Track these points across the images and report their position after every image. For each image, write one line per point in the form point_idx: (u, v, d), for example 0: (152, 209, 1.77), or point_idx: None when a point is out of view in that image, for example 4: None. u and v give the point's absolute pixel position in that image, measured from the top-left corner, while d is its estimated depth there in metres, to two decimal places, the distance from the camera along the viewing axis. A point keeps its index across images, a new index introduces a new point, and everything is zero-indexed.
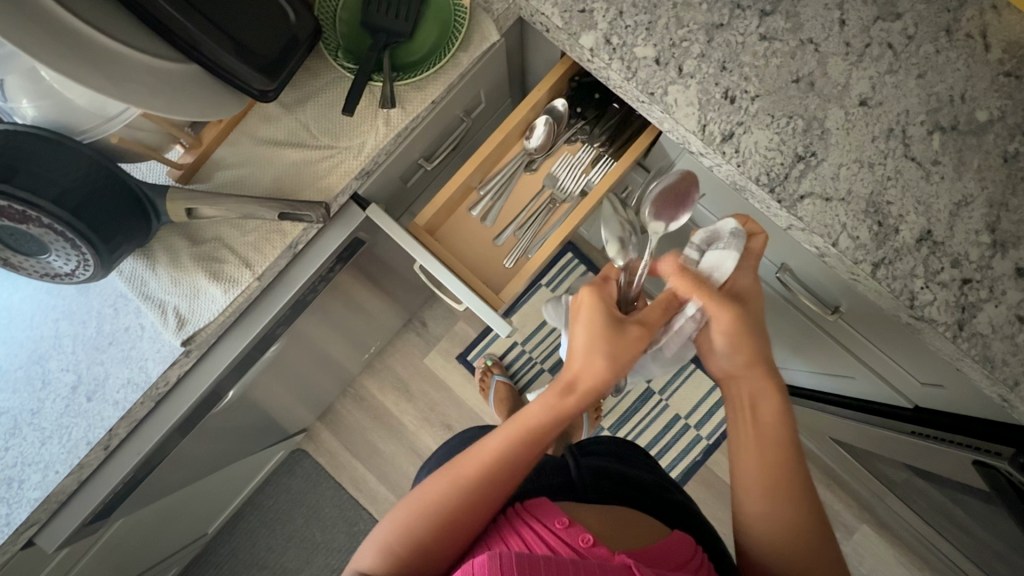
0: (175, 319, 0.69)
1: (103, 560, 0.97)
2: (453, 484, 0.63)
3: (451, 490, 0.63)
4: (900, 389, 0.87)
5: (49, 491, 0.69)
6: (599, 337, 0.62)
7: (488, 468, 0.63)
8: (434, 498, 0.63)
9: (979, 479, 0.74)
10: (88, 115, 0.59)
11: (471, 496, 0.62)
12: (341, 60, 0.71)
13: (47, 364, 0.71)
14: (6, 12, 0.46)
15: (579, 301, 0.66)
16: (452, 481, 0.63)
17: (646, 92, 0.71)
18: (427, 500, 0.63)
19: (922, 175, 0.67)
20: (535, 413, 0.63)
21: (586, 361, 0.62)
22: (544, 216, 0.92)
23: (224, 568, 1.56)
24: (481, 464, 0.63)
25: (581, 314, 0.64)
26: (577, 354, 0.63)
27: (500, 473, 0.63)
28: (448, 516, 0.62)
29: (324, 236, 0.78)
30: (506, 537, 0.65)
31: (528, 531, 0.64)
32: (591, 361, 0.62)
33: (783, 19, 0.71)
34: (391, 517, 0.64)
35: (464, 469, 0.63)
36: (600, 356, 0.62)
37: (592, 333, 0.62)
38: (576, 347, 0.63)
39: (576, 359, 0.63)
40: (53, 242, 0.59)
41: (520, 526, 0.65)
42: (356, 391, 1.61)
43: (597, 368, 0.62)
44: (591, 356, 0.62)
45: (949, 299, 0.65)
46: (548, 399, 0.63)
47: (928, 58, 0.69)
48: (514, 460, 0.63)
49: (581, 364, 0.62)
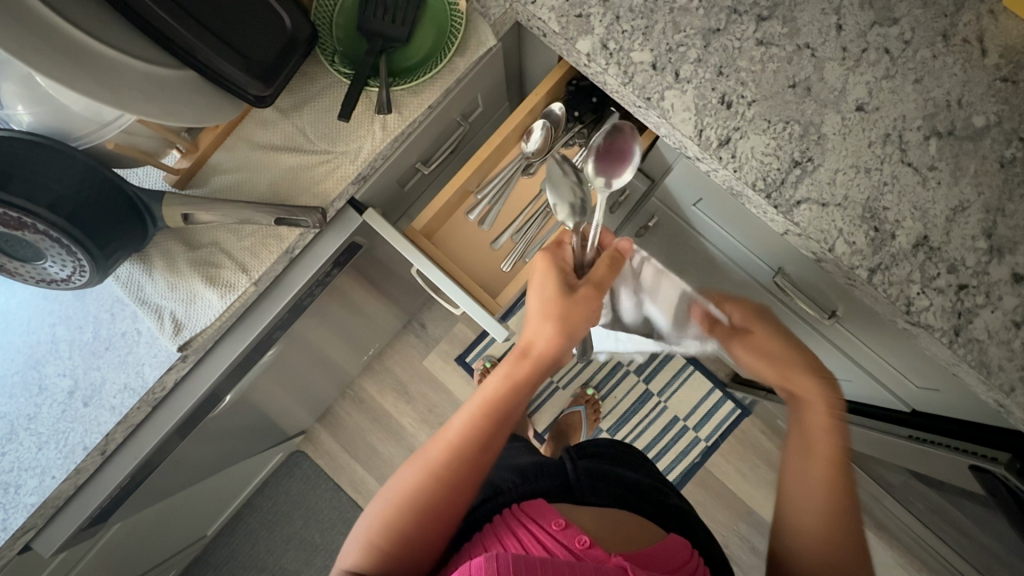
0: (172, 324, 0.69)
1: (102, 563, 0.97)
2: (427, 470, 0.63)
3: (425, 475, 0.63)
4: (898, 393, 0.87)
5: (46, 497, 0.69)
6: (552, 302, 0.65)
7: (456, 444, 0.64)
8: (410, 486, 0.62)
9: (976, 484, 0.74)
10: (84, 122, 0.59)
11: (445, 476, 0.62)
12: (338, 65, 0.70)
13: (44, 370, 0.71)
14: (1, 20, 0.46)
15: (534, 267, 0.69)
16: (425, 467, 0.63)
17: (643, 97, 0.71)
18: (406, 490, 0.62)
19: (918, 180, 0.67)
20: (497, 383, 0.66)
21: (538, 326, 0.66)
22: (542, 220, 0.91)
23: (224, 570, 1.56)
24: (450, 442, 0.64)
25: (536, 283, 0.67)
26: (530, 320, 0.66)
27: (468, 447, 0.64)
28: (424, 501, 0.61)
29: (321, 240, 0.78)
30: (503, 539, 0.65)
31: (525, 533, 0.64)
32: (547, 328, 0.65)
33: (780, 24, 0.71)
34: (371, 512, 0.63)
35: (435, 451, 0.64)
36: (550, 318, 0.65)
37: (545, 300, 0.66)
38: (532, 314, 0.67)
39: (532, 326, 0.66)
40: (49, 248, 0.58)
41: (517, 528, 0.65)
42: (355, 393, 1.61)
43: (550, 331, 0.65)
44: (545, 322, 0.65)
45: (946, 305, 0.65)
46: (508, 367, 0.66)
47: (925, 63, 0.69)
48: (482, 432, 0.64)
49: (534, 328, 0.66)
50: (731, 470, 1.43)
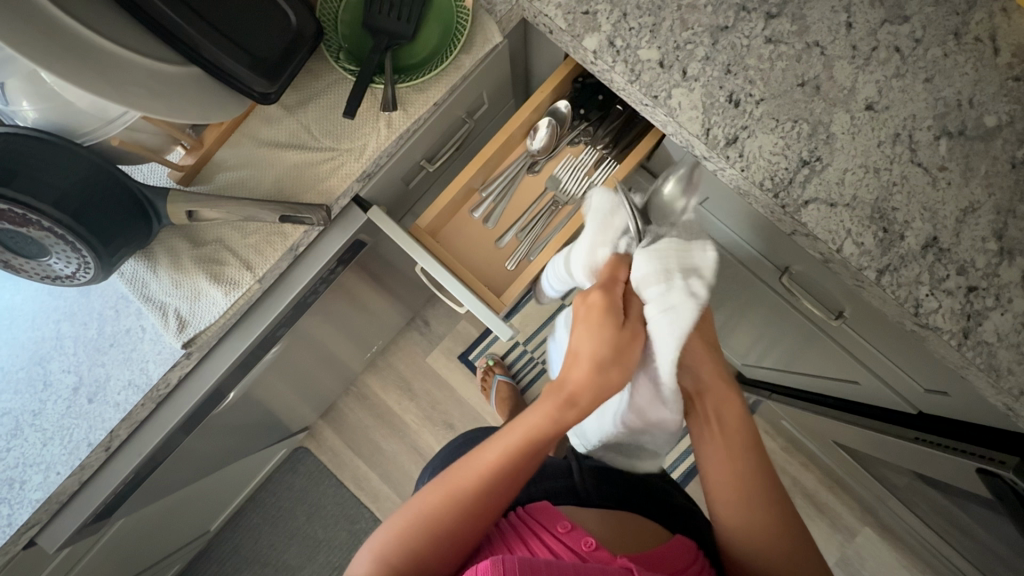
0: (176, 321, 0.69)
1: (107, 557, 0.97)
2: (449, 492, 0.63)
3: (447, 496, 0.63)
4: (904, 395, 0.86)
5: (51, 492, 0.69)
6: (608, 349, 0.65)
7: (487, 476, 0.63)
8: (430, 505, 0.63)
9: (983, 486, 0.73)
10: (90, 118, 0.58)
11: (470, 501, 0.63)
12: (343, 62, 0.70)
13: (49, 366, 0.71)
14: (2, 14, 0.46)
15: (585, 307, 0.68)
16: (449, 489, 0.64)
17: (649, 95, 0.70)
18: (424, 507, 0.63)
19: (928, 181, 0.66)
20: (535, 421, 0.65)
21: (591, 373, 0.65)
22: (548, 217, 0.91)
23: (227, 564, 1.57)
24: (479, 471, 0.64)
25: (588, 321, 0.66)
26: (583, 365, 0.65)
27: (499, 481, 0.63)
28: (448, 524, 0.62)
29: (325, 237, 0.78)
30: (512, 545, 0.65)
31: (534, 539, 0.64)
32: (597, 374, 0.64)
33: (789, 21, 0.70)
34: (389, 528, 0.64)
35: (461, 477, 0.64)
36: (606, 368, 0.65)
37: (599, 343, 0.65)
38: (581, 354, 0.65)
39: (581, 367, 0.65)
40: (54, 245, 0.58)
41: (525, 535, 0.65)
42: (358, 390, 1.61)
43: (600, 377, 0.64)
44: (598, 369, 0.64)
45: (954, 307, 0.64)
46: (551, 409, 0.64)
47: (936, 62, 0.68)
48: (513, 468, 0.64)
49: (585, 375, 0.65)
50: None
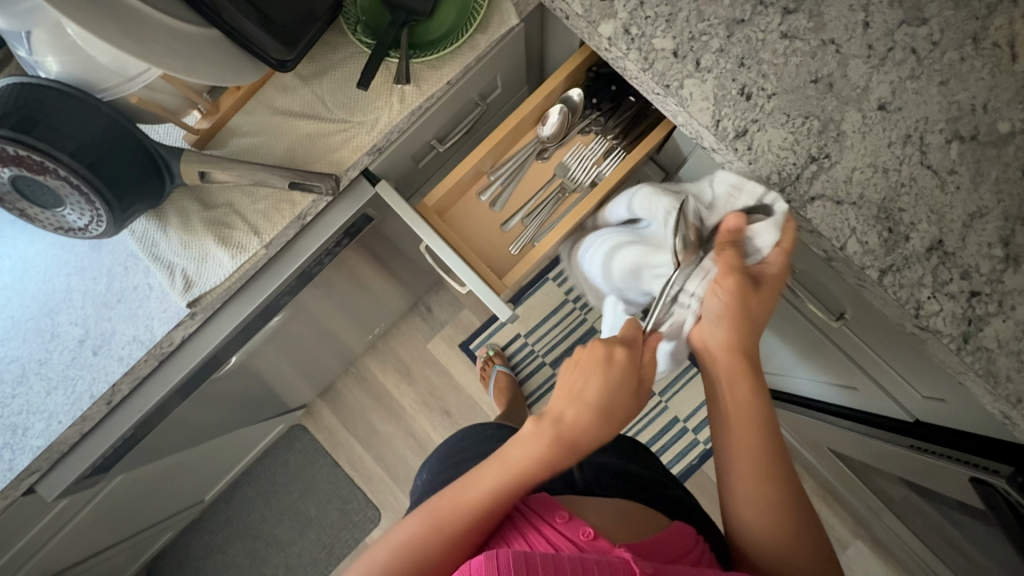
0: (182, 280, 0.71)
1: (102, 513, 0.99)
2: (437, 525, 0.61)
3: (433, 529, 0.61)
4: (901, 401, 0.85)
5: (52, 440, 0.70)
6: (614, 403, 0.65)
7: (476, 512, 0.61)
8: (417, 539, 0.61)
9: (977, 498, 0.72)
10: (110, 74, 0.59)
11: (455, 539, 0.61)
12: (360, 35, 0.71)
13: (57, 318, 0.72)
14: None
15: (608, 357, 0.66)
16: (436, 521, 0.61)
17: (662, 84, 0.71)
18: (410, 537, 0.61)
19: (937, 184, 0.66)
20: (527, 457, 0.62)
21: (594, 422, 0.64)
22: (554, 204, 0.92)
23: (218, 535, 1.59)
24: (470, 504, 0.62)
25: (603, 370, 0.65)
26: (588, 412, 0.64)
27: (488, 516, 0.61)
28: (431, 556, 0.60)
29: (332, 209, 0.79)
30: (506, 535, 0.63)
31: (529, 528, 0.63)
32: (601, 424, 0.64)
33: (806, 18, 0.70)
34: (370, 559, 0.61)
35: (447, 507, 0.62)
36: (607, 421, 0.64)
37: (611, 403, 0.64)
38: (586, 398, 0.64)
39: (585, 415, 0.64)
40: (69, 196, 0.60)
41: (520, 523, 0.64)
42: (358, 371, 1.63)
43: (601, 430, 0.64)
44: (601, 424, 0.64)
45: (956, 311, 0.64)
46: (549, 450, 0.62)
47: (952, 65, 0.68)
48: (504, 504, 0.62)
49: (588, 423, 0.64)
50: None
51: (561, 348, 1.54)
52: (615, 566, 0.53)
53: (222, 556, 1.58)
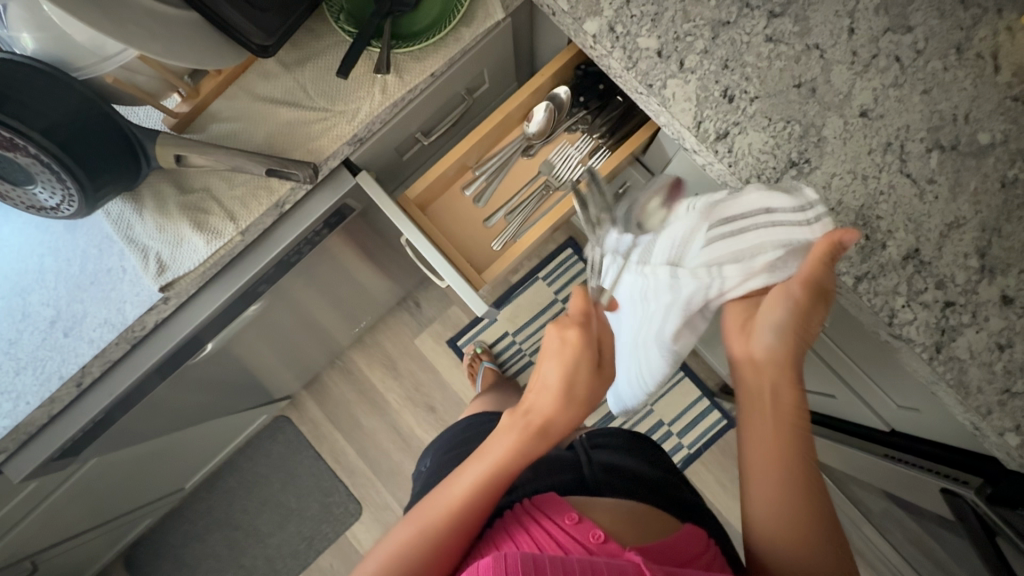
0: (157, 264, 0.70)
1: (76, 497, 0.99)
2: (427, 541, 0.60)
3: (422, 532, 0.61)
4: (878, 411, 0.86)
5: (19, 421, 0.70)
6: (575, 390, 0.65)
7: (462, 507, 0.61)
8: (404, 543, 0.60)
9: (947, 509, 0.72)
10: (86, 53, 0.59)
11: (441, 536, 0.60)
12: (343, 23, 0.71)
13: (29, 298, 0.72)
14: None
15: (565, 341, 0.66)
16: (426, 537, 0.61)
17: (645, 83, 0.70)
18: (398, 550, 0.60)
19: (916, 193, 0.66)
20: (504, 453, 0.63)
21: (559, 404, 0.64)
22: (538, 202, 0.92)
23: (198, 524, 1.58)
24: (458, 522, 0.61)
25: (564, 358, 0.65)
26: (551, 395, 0.65)
27: (469, 511, 0.61)
28: (421, 559, 0.59)
29: (312, 198, 0.79)
30: (514, 535, 0.63)
31: (538, 529, 0.63)
32: (567, 401, 0.64)
33: (791, 22, 0.70)
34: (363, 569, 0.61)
35: (433, 511, 0.62)
36: (573, 399, 0.65)
37: (573, 379, 0.65)
38: (549, 387, 0.65)
39: (552, 410, 0.64)
40: (40, 174, 0.59)
41: (529, 524, 0.63)
42: (344, 364, 1.62)
43: (569, 408, 0.65)
44: (569, 402, 0.65)
45: (930, 320, 0.64)
46: (520, 438, 0.63)
47: (936, 74, 0.67)
48: (482, 505, 0.62)
49: (554, 406, 0.64)
50: (710, 479, 1.43)
51: None
52: (624, 569, 0.53)
53: (200, 546, 1.57)
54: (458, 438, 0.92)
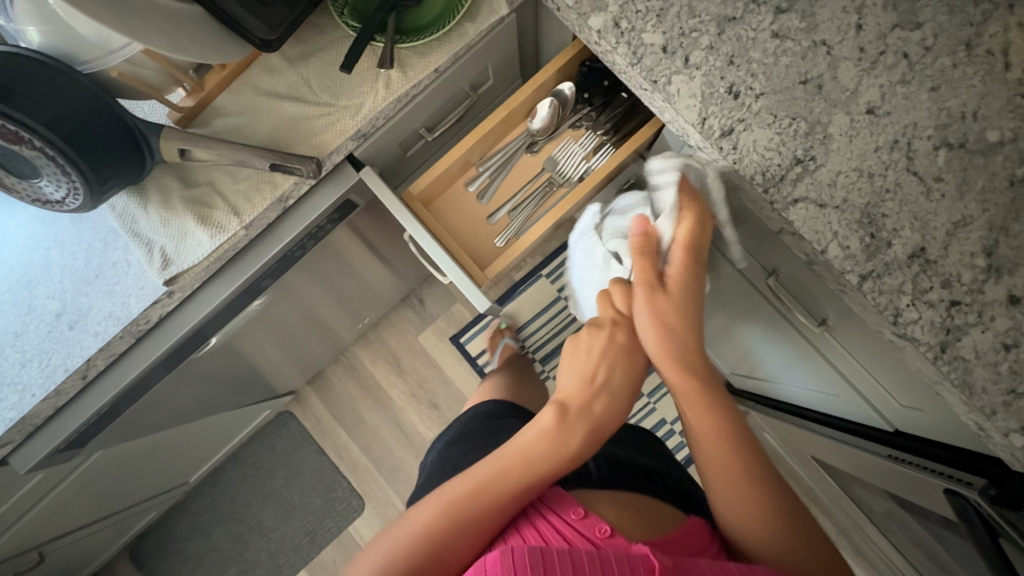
0: (161, 258, 0.70)
1: (81, 489, 1.00)
2: (454, 517, 0.60)
3: (448, 518, 0.60)
4: (881, 411, 0.85)
5: (24, 413, 0.70)
6: (632, 390, 0.68)
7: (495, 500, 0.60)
8: (430, 528, 0.59)
9: (950, 509, 0.72)
10: (91, 46, 0.59)
11: (474, 525, 0.59)
12: (346, 17, 0.71)
13: (35, 291, 0.72)
14: None
15: (616, 342, 0.69)
16: (453, 514, 0.60)
17: (649, 79, 0.70)
18: (422, 529, 0.60)
19: (922, 191, 0.65)
20: (565, 455, 0.63)
21: (617, 406, 0.66)
22: (541, 198, 0.91)
23: (202, 517, 1.60)
24: (492, 498, 0.61)
25: (618, 359, 0.68)
26: (607, 396, 0.66)
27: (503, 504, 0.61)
28: (448, 545, 0.59)
29: (316, 194, 0.79)
30: (522, 529, 0.62)
31: (545, 523, 0.62)
32: (620, 402, 0.67)
33: (798, 18, 0.69)
34: (381, 551, 0.59)
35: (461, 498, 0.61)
36: (625, 401, 0.67)
37: (628, 383, 0.68)
38: (603, 386, 0.67)
39: (616, 406, 0.66)
40: (45, 166, 0.59)
41: (537, 518, 0.63)
42: (348, 360, 1.63)
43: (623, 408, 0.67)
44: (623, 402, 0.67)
45: (935, 320, 0.63)
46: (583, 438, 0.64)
47: (944, 71, 0.67)
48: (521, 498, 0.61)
49: (610, 408, 0.66)
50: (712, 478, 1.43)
51: (551, 344, 1.54)
52: (635, 563, 0.54)
53: (204, 539, 1.59)
54: (458, 430, 0.92)
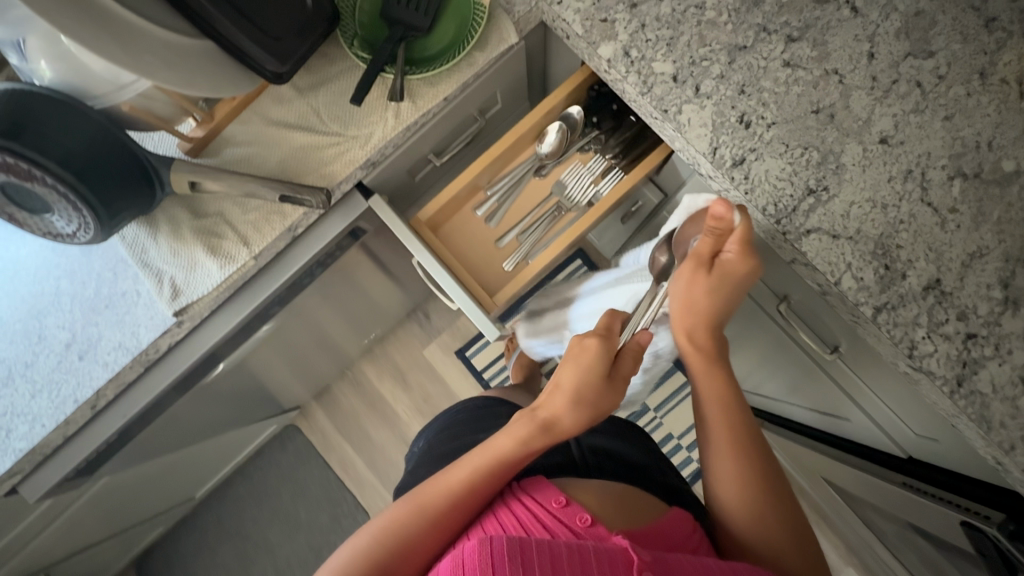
0: (170, 289, 0.70)
1: (89, 513, 1.00)
2: (415, 510, 0.62)
3: (414, 511, 0.62)
4: (894, 437, 0.84)
5: (35, 443, 0.70)
6: (591, 390, 0.63)
7: (454, 492, 0.62)
8: (396, 520, 0.61)
9: (967, 541, 0.71)
10: (103, 82, 0.59)
11: (435, 515, 0.61)
12: (356, 49, 0.71)
13: (45, 321, 0.72)
14: None
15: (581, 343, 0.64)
16: (416, 506, 0.62)
17: (660, 109, 0.70)
18: (388, 523, 0.61)
19: (937, 221, 0.64)
20: (507, 443, 0.63)
21: (567, 408, 0.64)
22: (549, 222, 0.91)
23: (208, 533, 1.59)
24: (448, 487, 0.63)
25: (578, 359, 0.64)
26: (560, 395, 0.64)
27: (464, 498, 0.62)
28: (411, 535, 0.60)
29: (325, 221, 0.79)
30: (500, 518, 0.61)
31: (525, 511, 0.60)
32: (574, 407, 0.63)
33: (810, 46, 0.69)
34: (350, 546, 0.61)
35: (431, 491, 0.63)
36: (577, 407, 0.63)
37: (581, 386, 0.63)
38: (561, 387, 0.64)
39: (564, 403, 0.63)
40: (56, 203, 0.59)
41: (516, 507, 0.61)
42: (354, 375, 1.62)
43: (576, 412, 0.63)
44: (576, 406, 0.63)
45: (951, 353, 0.62)
46: (527, 431, 0.63)
47: (958, 100, 0.66)
48: (480, 489, 0.63)
49: (561, 407, 0.64)
50: None
51: None
52: (613, 557, 0.52)
53: (210, 555, 1.58)
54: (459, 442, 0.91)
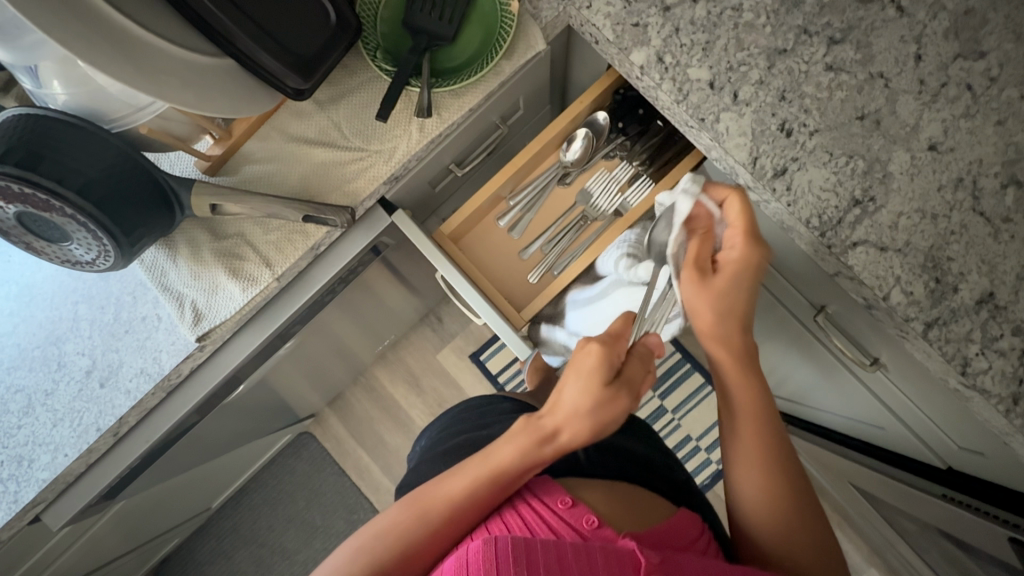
0: (192, 313, 0.68)
1: (108, 532, 0.98)
2: (415, 514, 0.57)
3: (415, 517, 0.56)
4: (933, 447, 0.82)
5: (57, 474, 0.69)
6: (596, 401, 0.57)
7: (455, 505, 0.57)
8: (392, 524, 0.57)
9: (1013, 558, 0.69)
10: (120, 104, 0.56)
11: (437, 525, 0.56)
12: (379, 61, 0.68)
13: (64, 347, 0.70)
14: (65, 19, 0.46)
15: (584, 351, 0.59)
16: (415, 512, 0.57)
17: (696, 117, 0.67)
18: (384, 526, 0.57)
19: (989, 232, 0.61)
20: (508, 458, 0.57)
21: (573, 423, 0.57)
22: (575, 232, 0.88)
23: (225, 541, 1.59)
24: (448, 495, 0.57)
25: (580, 369, 0.58)
26: (563, 408, 0.58)
27: (467, 509, 0.57)
28: (409, 544, 0.56)
29: (346, 239, 0.76)
30: (503, 514, 0.57)
31: (528, 510, 0.56)
32: (578, 421, 0.57)
33: (853, 49, 0.66)
34: (342, 552, 0.57)
35: (429, 496, 0.58)
36: (585, 421, 0.57)
37: (587, 397, 0.57)
38: (566, 402, 0.58)
39: (561, 413, 0.58)
40: (76, 232, 0.57)
41: (519, 504, 0.57)
42: (367, 381, 1.61)
43: (581, 427, 0.57)
44: (580, 420, 0.57)
45: (1006, 369, 0.60)
46: (525, 446, 0.57)
47: (1011, 104, 0.63)
48: (483, 499, 0.57)
49: (564, 420, 0.58)
50: None
51: None
52: (623, 563, 0.48)
53: (228, 562, 1.58)
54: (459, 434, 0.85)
